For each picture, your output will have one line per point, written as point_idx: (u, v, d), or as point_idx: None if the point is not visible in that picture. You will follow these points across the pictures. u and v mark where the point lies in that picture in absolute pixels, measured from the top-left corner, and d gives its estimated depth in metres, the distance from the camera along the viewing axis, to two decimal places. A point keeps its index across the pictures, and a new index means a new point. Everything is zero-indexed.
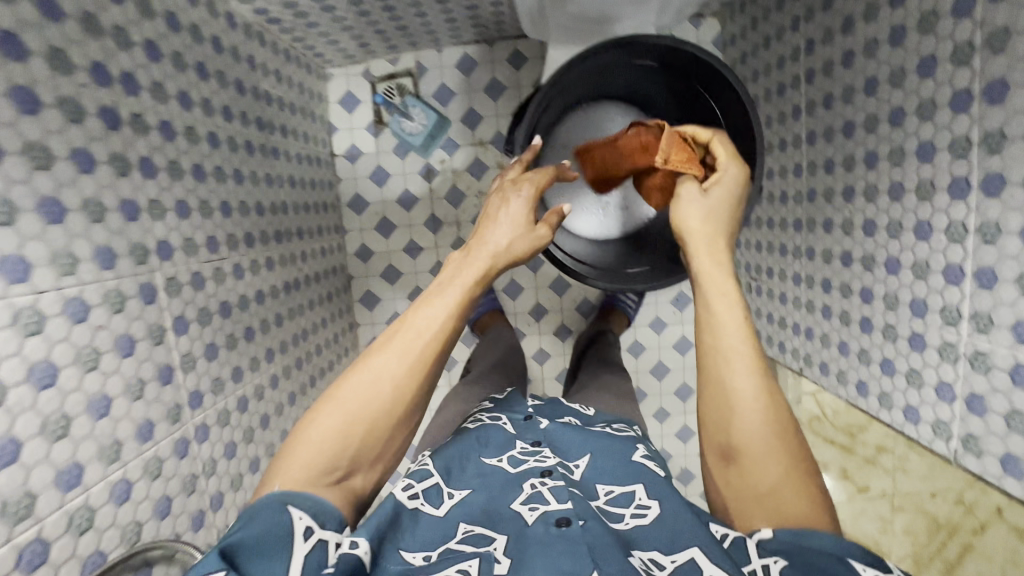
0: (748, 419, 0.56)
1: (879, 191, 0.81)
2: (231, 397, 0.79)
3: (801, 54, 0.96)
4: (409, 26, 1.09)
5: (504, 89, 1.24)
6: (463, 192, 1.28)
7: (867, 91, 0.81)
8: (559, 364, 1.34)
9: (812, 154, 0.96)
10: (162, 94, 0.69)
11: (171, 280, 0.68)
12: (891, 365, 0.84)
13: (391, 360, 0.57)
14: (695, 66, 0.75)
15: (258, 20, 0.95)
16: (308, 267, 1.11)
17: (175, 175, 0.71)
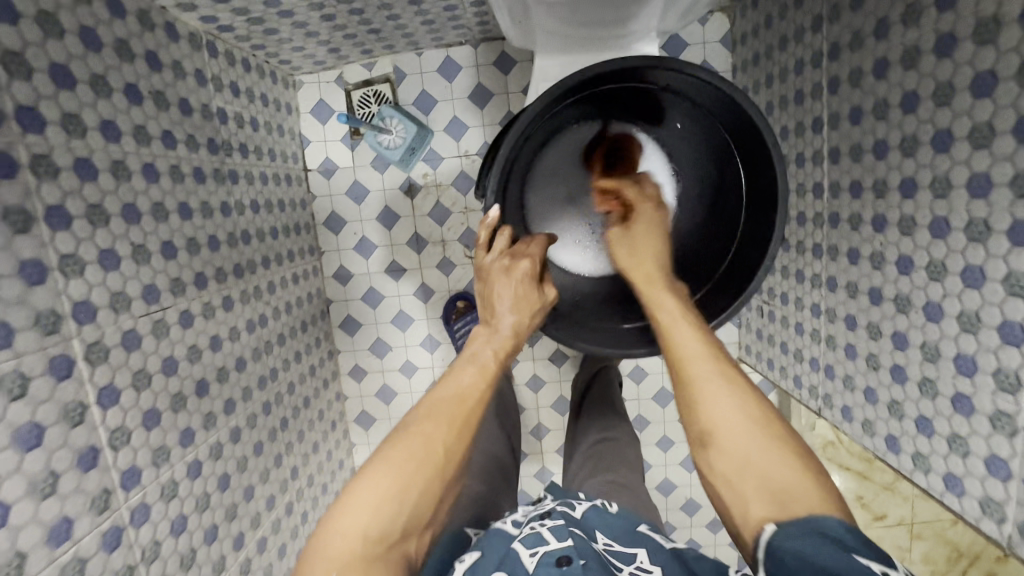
0: (716, 399, 0.52)
1: (916, 224, 0.65)
2: (180, 463, 0.70)
3: (817, 59, 0.80)
4: (382, 29, 0.97)
5: (490, 95, 1.13)
6: (448, 209, 1.18)
7: (899, 112, 0.66)
8: (552, 390, 1.24)
9: (829, 175, 0.82)
10: (77, 125, 0.59)
11: (95, 345, 0.59)
12: (918, 434, 0.69)
13: (439, 426, 0.46)
14: (710, 90, 0.62)
15: (207, 29, 0.84)
16: (278, 299, 1.01)
17: (99, 220, 0.61)
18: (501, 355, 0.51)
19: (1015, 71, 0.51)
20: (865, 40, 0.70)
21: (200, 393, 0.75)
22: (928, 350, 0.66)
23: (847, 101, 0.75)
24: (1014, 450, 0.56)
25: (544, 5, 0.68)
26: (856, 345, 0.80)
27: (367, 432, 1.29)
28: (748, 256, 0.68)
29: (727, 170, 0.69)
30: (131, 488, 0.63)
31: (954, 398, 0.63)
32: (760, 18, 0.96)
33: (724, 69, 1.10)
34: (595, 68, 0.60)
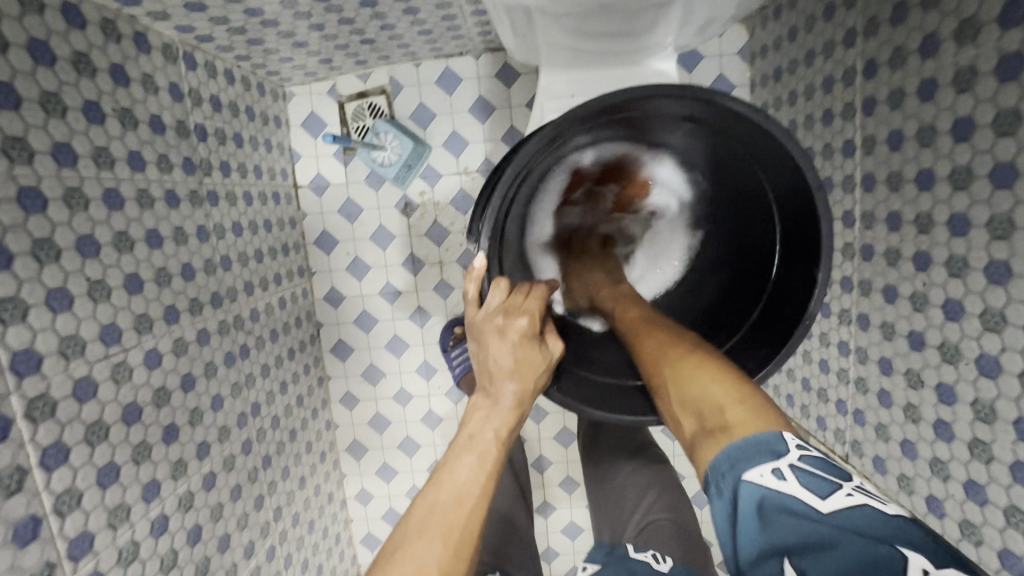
0: (648, 354, 0.55)
1: (969, 267, 0.58)
2: (143, 521, 0.64)
3: (850, 78, 0.73)
4: (376, 39, 0.91)
5: (492, 109, 1.06)
6: (447, 229, 1.11)
7: (947, 143, 0.59)
8: (556, 422, 1.17)
9: (862, 204, 0.75)
10: (22, 150, 0.53)
11: (38, 399, 0.52)
12: (965, 491, 0.62)
13: (433, 545, 0.36)
14: (740, 122, 0.53)
15: (183, 39, 0.78)
16: (262, 326, 0.94)
17: (47, 257, 0.54)
18: (503, 435, 0.43)
19: None
20: (908, 58, 0.62)
21: (168, 441, 0.68)
22: (982, 408, 0.58)
23: (884, 124, 0.68)
24: None
25: (551, 18, 0.61)
26: (891, 393, 0.72)
27: (358, 462, 1.22)
28: (781, 308, 0.59)
29: (759, 211, 0.62)
30: (81, 557, 0.56)
31: (1014, 466, 0.55)
32: (783, 30, 0.89)
33: (743, 83, 1.03)
34: (613, 99, 0.50)
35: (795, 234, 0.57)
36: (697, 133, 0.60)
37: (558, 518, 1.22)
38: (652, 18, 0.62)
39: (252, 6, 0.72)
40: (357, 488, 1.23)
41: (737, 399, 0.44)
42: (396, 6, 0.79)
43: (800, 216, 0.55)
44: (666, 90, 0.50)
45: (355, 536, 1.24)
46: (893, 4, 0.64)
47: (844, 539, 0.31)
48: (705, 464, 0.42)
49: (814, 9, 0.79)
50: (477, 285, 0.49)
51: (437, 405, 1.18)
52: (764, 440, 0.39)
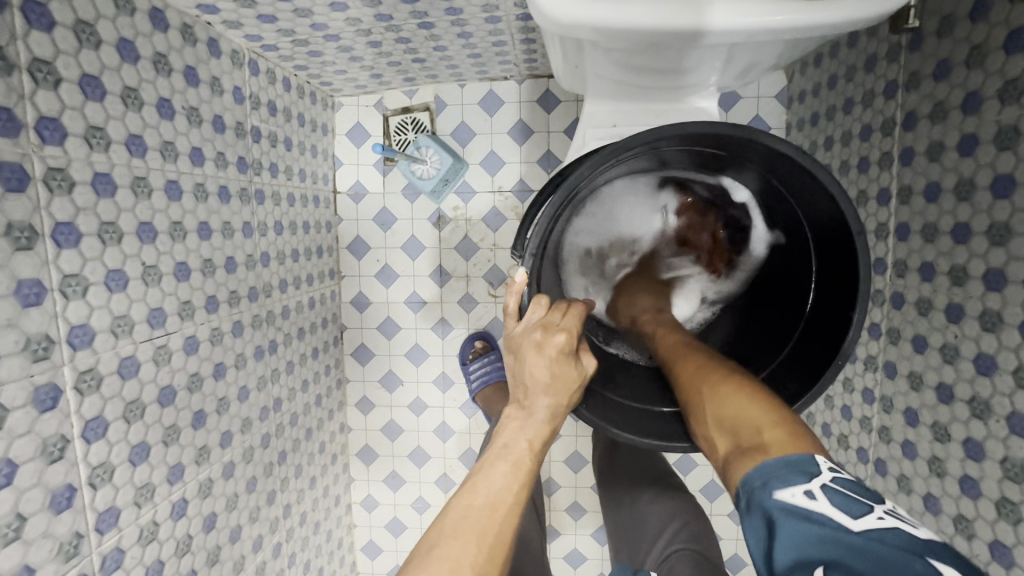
0: (686, 371, 0.56)
1: (1003, 322, 0.57)
2: (164, 503, 0.65)
3: (889, 129, 0.75)
4: (427, 58, 0.95)
5: (531, 132, 1.09)
6: (476, 244, 1.13)
7: (990, 194, 0.59)
8: (568, 445, 1.17)
9: (897, 252, 0.74)
10: (101, 138, 0.56)
11: (87, 372, 0.54)
12: (999, 552, 0.59)
13: (467, 547, 0.38)
14: (783, 161, 0.54)
15: (250, 47, 0.82)
16: (291, 324, 0.97)
17: (110, 239, 0.58)
18: (536, 446, 0.45)
19: None
20: (950, 113, 0.64)
21: (195, 427, 0.70)
22: (1011, 467, 0.57)
23: (922, 175, 0.69)
24: None
25: (602, 51, 0.63)
26: (916, 444, 0.71)
27: (368, 468, 1.22)
28: (812, 346, 0.59)
29: (795, 251, 0.64)
30: (107, 531, 0.57)
31: None
32: (822, 77, 0.91)
33: (779, 125, 1.05)
34: (662, 130, 0.53)
35: (832, 275, 0.57)
36: (742, 169, 0.62)
37: (561, 544, 1.20)
38: (696, 59, 0.64)
39: (318, 21, 0.76)
40: (363, 494, 1.23)
41: (780, 423, 0.45)
42: (450, 28, 0.83)
43: (837, 255, 0.56)
44: (711, 127, 0.52)
45: (357, 543, 1.24)
46: (936, 60, 0.65)
47: (874, 551, 0.33)
48: (740, 475, 0.43)
49: (855, 59, 0.81)
50: (516, 299, 0.51)
51: (450, 418, 1.19)
52: (800, 461, 0.40)
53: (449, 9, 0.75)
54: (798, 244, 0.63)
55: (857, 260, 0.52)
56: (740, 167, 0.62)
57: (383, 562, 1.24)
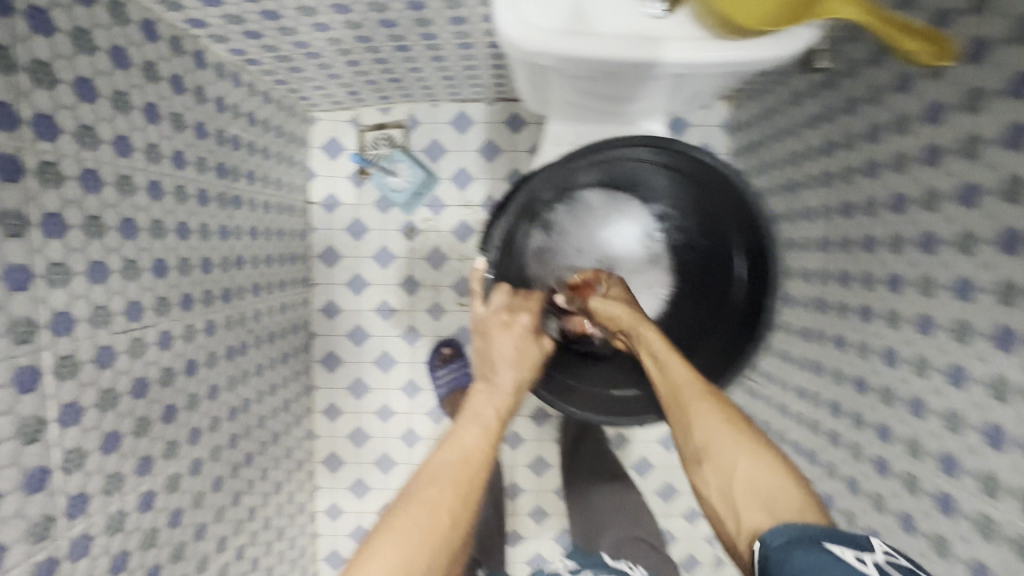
0: (703, 414, 0.57)
1: (902, 318, 0.67)
2: (132, 494, 0.66)
3: (816, 155, 0.85)
4: (403, 79, 1.02)
5: (499, 151, 1.17)
6: (445, 255, 1.19)
7: (892, 208, 0.68)
8: (531, 449, 1.22)
9: (824, 262, 0.84)
10: (91, 137, 0.60)
11: (66, 357, 0.57)
12: (911, 521, 0.67)
13: (445, 491, 0.45)
14: (710, 174, 0.67)
15: (234, 60, 0.87)
16: (261, 327, 0.99)
17: (94, 232, 0.60)
18: (503, 412, 0.52)
19: (996, 187, 0.54)
20: (857, 141, 0.74)
21: (166, 420, 0.72)
22: (913, 446, 0.66)
23: (839, 194, 0.79)
24: (1000, 557, 0.55)
25: (561, 78, 0.71)
26: (839, 432, 0.80)
27: (333, 475, 1.23)
28: (737, 334, 0.70)
29: (721, 257, 0.73)
30: (76, 517, 0.58)
31: (940, 498, 0.62)
32: (758, 110, 1.03)
33: (724, 151, 1.16)
34: (602, 143, 0.65)
35: (754, 274, 0.68)
36: (677, 186, 0.72)
37: (525, 548, 1.23)
38: (643, 87, 0.72)
39: (301, 39, 0.82)
40: (328, 502, 1.23)
41: (811, 504, 0.49)
42: (424, 52, 0.90)
43: (756, 256, 0.67)
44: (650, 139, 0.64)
45: (319, 552, 1.23)
46: (846, 97, 0.76)
47: None
48: (767, 537, 0.47)
49: (782, 93, 0.92)
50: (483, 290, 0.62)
51: (417, 423, 1.21)
52: (848, 535, 0.44)
53: (424, 34, 0.82)
54: (724, 254, 0.72)
55: (769, 255, 0.65)
56: (674, 179, 0.71)
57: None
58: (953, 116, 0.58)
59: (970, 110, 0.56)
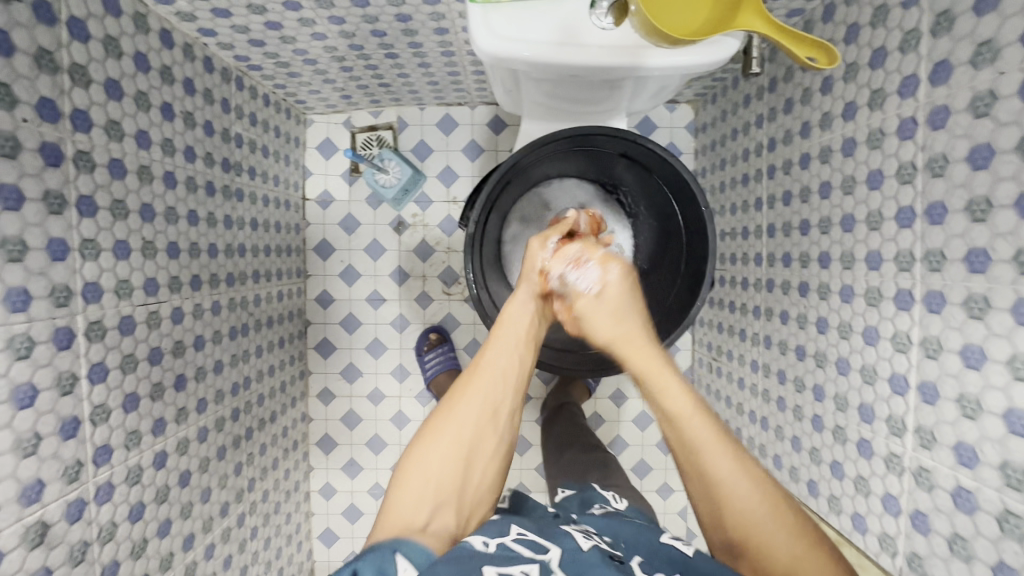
0: (740, 506, 0.50)
1: (831, 291, 0.74)
2: (149, 451, 0.70)
3: (763, 150, 0.91)
4: (392, 83, 1.05)
5: (482, 151, 1.21)
6: (432, 247, 1.22)
7: (820, 193, 0.76)
8: None
9: (771, 246, 0.90)
10: (117, 131, 0.64)
11: (95, 323, 0.61)
12: (839, 468, 0.74)
13: (467, 415, 0.55)
14: (653, 156, 0.76)
15: (237, 66, 0.91)
16: (261, 312, 1.02)
17: (119, 215, 0.64)
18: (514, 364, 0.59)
19: (895, 172, 0.62)
20: (794, 138, 0.82)
21: (177, 388, 0.75)
22: (839, 400, 0.74)
23: (780, 185, 0.86)
24: (936, 503, 0.59)
25: (532, 82, 0.75)
26: (785, 398, 0.87)
27: (326, 456, 1.25)
28: (683, 301, 0.79)
29: (672, 234, 0.82)
30: (102, 464, 0.63)
31: (859, 442, 0.70)
32: (717, 113, 1.09)
33: (688, 150, 1.21)
34: (565, 134, 0.74)
35: (695, 246, 0.78)
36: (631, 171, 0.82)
37: None
38: (604, 91, 0.77)
39: (300, 47, 0.85)
40: (322, 482, 1.25)
41: None
42: (410, 60, 0.94)
43: (697, 228, 0.77)
44: (596, 131, 0.73)
45: (314, 530, 1.25)
46: (784, 99, 0.84)
47: None
48: None
49: (738, 97, 0.99)
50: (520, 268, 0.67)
51: (407, 407, 1.24)
52: None
53: (411, 43, 0.86)
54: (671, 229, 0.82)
55: (706, 225, 0.74)
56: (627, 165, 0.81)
57: (340, 549, 1.25)
58: (861, 114, 0.67)
59: (875, 107, 0.65)
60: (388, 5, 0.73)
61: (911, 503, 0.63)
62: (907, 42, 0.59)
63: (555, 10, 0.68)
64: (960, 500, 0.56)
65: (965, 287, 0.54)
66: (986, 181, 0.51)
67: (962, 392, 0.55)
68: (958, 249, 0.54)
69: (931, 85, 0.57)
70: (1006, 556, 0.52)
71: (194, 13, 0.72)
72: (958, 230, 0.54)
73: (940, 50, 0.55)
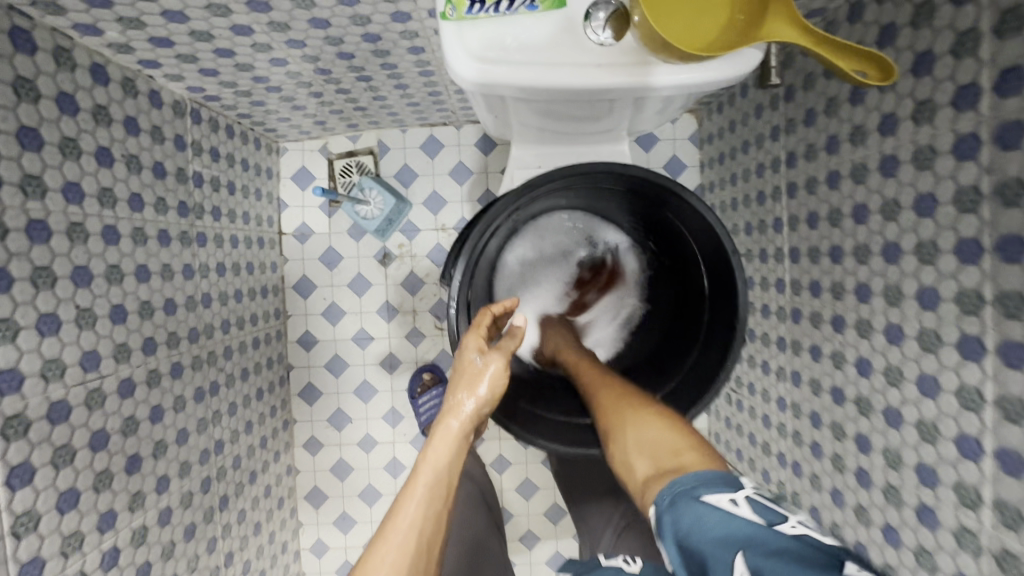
0: (610, 405, 0.66)
1: (873, 327, 0.72)
2: (93, 552, 0.69)
3: (782, 165, 0.90)
4: (367, 107, 1.06)
5: (472, 173, 1.22)
6: (422, 280, 1.23)
7: (855, 218, 0.74)
8: (517, 474, 1.25)
9: (797, 272, 0.89)
10: (35, 185, 0.63)
11: (14, 417, 0.59)
12: (895, 534, 0.72)
13: None
14: (679, 209, 0.76)
15: (192, 97, 0.91)
16: (234, 363, 1.02)
17: (43, 283, 0.64)
18: (430, 515, 0.52)
19: (951, 197, 0.59)
20: (819, 152, 0.80)
21: (128, 471, 0.75)
22: (890, 455, 0.71)
23: (805, 205, 0.85)
24: (981, 568, 0.59)
25: (518, 104, 0.74)
26: (821, 444, 0.85)
27: (316, 510, 1.25)
28: (709, 350, 0.79)
29: (692, 271, 0.83)
30: (28, 562, 0.61)
31: (919, 508, 0.67)
32: (725, 123, 1.10)
33: (693, 162, 1.23)
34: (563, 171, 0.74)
35: (716, 286, 0.78)
36: (645, 208, 0.83)
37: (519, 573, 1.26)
38: (594, 109, 0.76)
39: (260, 75, 0.86)
40: (313, 539, 1.25)
41: (696, 450, 0.53)
42: (385, 81, 0.95)
43: (720, 275, 0.76)
44: (610, 169, 0.74)
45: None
46: (805, 109, 0.82)
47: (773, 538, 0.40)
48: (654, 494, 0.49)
49: (748, 107, 0.99)
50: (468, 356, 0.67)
51: (400, 452, 1.25)
52: (705, 479, 0.47)
53: (383, 64, 0.87)
54: (690, 271, 0.83)
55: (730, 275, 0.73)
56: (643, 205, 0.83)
57: None
58: (908, 128, 0.64)
59: (921, 120, 0.62)
60: (351, 25, 0.73)
61: (954, 564, 0.63)
62: (961, 45, 0.56)
63: (540, 35, 0.66)
64: None
65: None
66: (1013, 220, 0.52)
67: None
68: (988, 291, 0.55)
69: (996, 96, 0.53)
70: None
71: (129, 44, 0.72)
72: None
73: (1005, 56, 0.52)
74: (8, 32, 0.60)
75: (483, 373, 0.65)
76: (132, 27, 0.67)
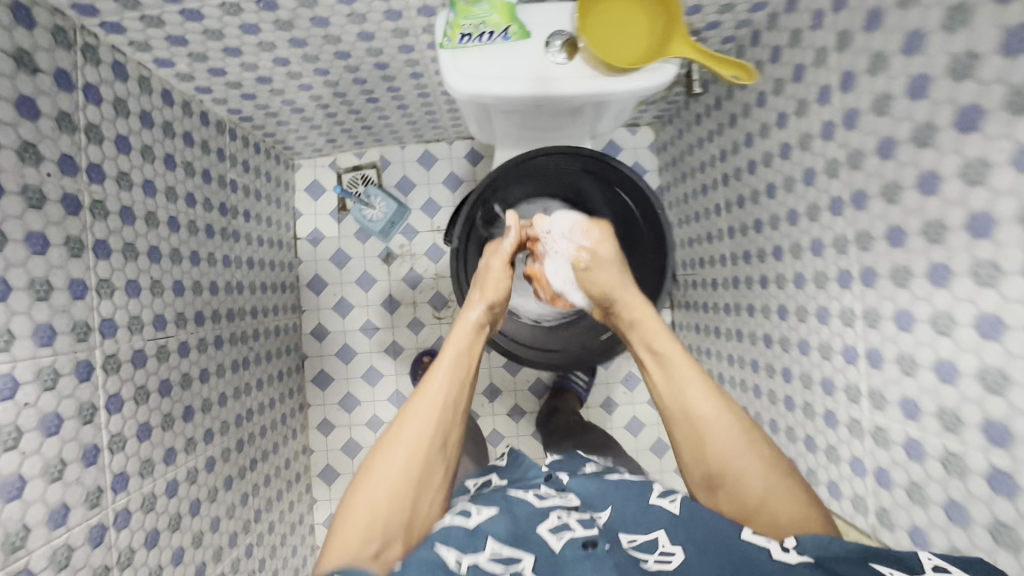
0: (716, 433, 0.60)
1: (787, 279, 0.84)
2: (161, 479, 0.77)
3: (717, 161, 1.04)
4: (373, 125, 1.19)
5: (461, 182, 1.35)
6: (421, 275, 1.34)
7: (766, 194, 0.87)
8: (510, 445, 1.34)
9: (733, 247, 1.01)
10: (126, 181, 0.74)
11: (111, 356, 0.69)
12: (813, 442, 0.82)
13: (417, 437, 0.56)
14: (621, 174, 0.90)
15: (230, 118, 1.03)
16: (259, 346, 1.12)
17: (130, 256, 0.74)
18: (455, 385, 0.62)
19: (823, 167, 0.72)
20: (739, 147, 0.94)
21: (186, 419, 0.84)
22: (805, 379, 0.83)
23: (733, 190, 0.99)
24: (864, 446, 0.70)
25: (502, 114, 0.87)
26: (760, 385, 0.97)
27: (329, 487, 1.32)
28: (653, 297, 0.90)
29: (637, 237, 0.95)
30: (119, 491, 0.69)
31: (826, 414, 0.78)
32: (674, 131, 1.24)
33: (652, 167, 1.36)
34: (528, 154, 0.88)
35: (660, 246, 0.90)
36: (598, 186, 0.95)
37: None
38: (564, 114, 0.88)
39: (288, 98, 0.99)
40: (325, 514, 1.32)
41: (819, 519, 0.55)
42: (390, 102, 1.08)
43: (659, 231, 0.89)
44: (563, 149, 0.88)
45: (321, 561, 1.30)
46: (728, 114, 0.97)
47: None
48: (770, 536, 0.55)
49: (690, 116, 1.14)
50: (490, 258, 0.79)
51: None
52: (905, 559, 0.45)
53: (389, 87, 1.00)
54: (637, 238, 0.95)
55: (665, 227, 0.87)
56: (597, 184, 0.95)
57: None
58: (791, 121, 0.78)
59: (800, 115, 0.76)
60: (367, 56, 0.87)
61: (849, 451, 0.74)
62: (819, 57, 0.71)
63: (515, 56, 0.79)
64: (912, 449, 0.63)
65: (890, 260, 0.62)
66: (860, 177, 0.66)
67: (900, 352, 0.62)
68: (851, 233, 0.68)
69: (841, 92, 0.67)
70: (913, 476, 0.63)
71: (192, 73, 0.84)
72: (878, 212, 0.63)
73: (845, 62, 0.66)
74: (109, 63, 0.72)
75: (494, 273, 0.76)
76: (198, 59, 0.80)
